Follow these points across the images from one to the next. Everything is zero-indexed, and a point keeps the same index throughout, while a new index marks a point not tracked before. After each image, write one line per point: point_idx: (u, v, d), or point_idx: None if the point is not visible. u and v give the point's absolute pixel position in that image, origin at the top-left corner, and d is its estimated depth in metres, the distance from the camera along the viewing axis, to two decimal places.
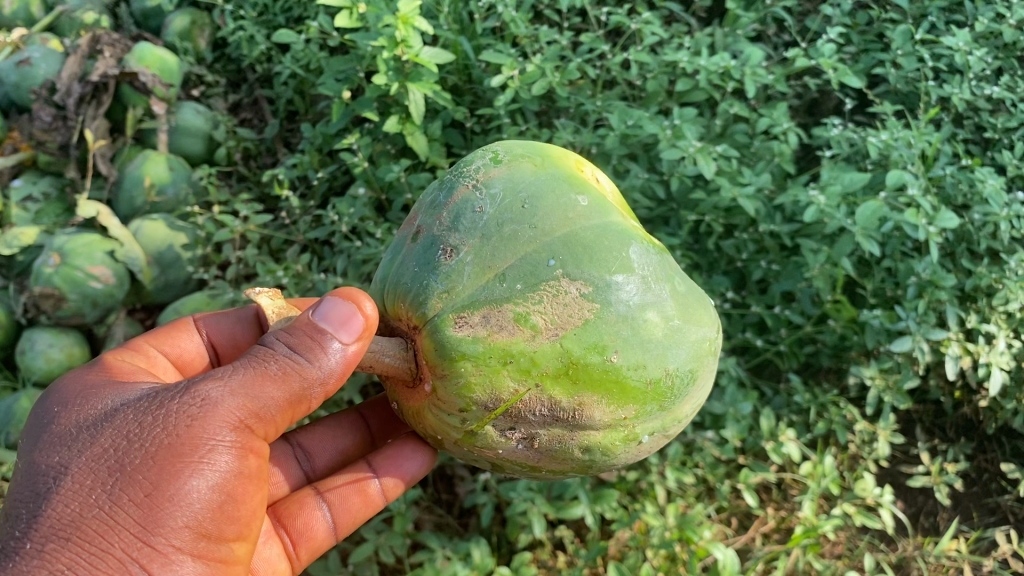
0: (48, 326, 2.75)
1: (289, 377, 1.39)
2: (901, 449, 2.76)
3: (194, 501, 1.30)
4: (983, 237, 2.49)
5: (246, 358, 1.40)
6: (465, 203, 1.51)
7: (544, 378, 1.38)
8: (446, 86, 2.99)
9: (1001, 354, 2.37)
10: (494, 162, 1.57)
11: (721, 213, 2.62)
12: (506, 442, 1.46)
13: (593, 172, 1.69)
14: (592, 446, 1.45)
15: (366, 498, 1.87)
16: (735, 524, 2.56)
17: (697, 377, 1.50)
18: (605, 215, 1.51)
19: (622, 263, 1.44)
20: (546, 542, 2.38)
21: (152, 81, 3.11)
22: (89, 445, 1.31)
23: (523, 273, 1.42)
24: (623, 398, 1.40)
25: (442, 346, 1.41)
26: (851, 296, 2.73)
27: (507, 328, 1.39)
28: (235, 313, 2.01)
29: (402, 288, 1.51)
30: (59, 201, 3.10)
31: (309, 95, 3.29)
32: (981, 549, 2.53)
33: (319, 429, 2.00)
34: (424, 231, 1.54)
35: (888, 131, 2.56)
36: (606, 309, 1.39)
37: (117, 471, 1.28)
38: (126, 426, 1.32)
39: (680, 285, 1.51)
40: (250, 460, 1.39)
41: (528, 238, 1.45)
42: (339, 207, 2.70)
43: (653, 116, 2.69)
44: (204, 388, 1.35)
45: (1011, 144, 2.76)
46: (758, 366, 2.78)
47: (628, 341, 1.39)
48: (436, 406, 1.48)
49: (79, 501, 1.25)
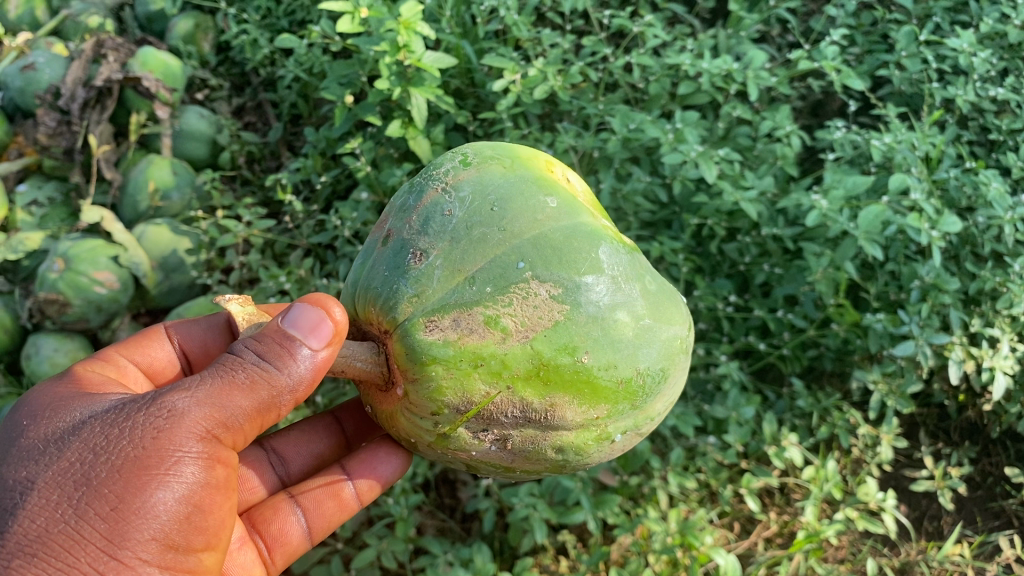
0: (53, 331, 2.76)
1: (256, 385, 1.40)
2: (905, 452, 2.75)
3: (161, 514, 1.31)
4: (987, 240, 2.48)
5: (213, 367, 1.41)
6: (434, 207, 1.51)
7: (515, 380, 1.38)
8: (449, 90, 2.99)
9: (1005, 359, 2.35)
10: (463, 165, 1.57)
11: (723, 216, 2.62)
12: (479, 444, 1.46)
13: (564, 172, 1.70)
14: (565, 446, 1.45)
15: (341, 502, 1.87)
16: (738, 528, 2.55)
17: (668, 375, 1.51)
18: (574, 216, 1.51)
19: (593, 264, 1.44)
20: (548, 547, 2.39)
21: (156, 86, 3.13)
22: (56, 458, 1.31)
23: (492, 276, 1.42)
24: (594, 398, 1.40)
25: (412, 350, 1.41)
26: (855, 299, 2.73)
27: (478, 332, 1.39)
28: (207, 320, 2.01)
29: (372, 292, 1.51)
30: (64, 206, 3.10)
31: (312, 99, 3.30)
32: (985, 553, 2.52)
33: (293, 433, 2.00)
34: (394, 234, 1.54)
35: (892, 133, 2.54)
36: (576, 310, 1.39)
37: (83, 485, 1.28)
38: (93, 439, 1.32)
39: (650, 283, 1.51)
40: (218, 470, 1.40)
41: (498, 241, 1.45)
42: (341, 211, 2.70)
43: (655, 120, 2.69)
44: (171, 399, 1.35)
45: (1015, 146, 2.75)
46: (761, 370, 2.78)
47: (599, 341, 1.39)
48: (409, 410, 1.47)
49: (45, 516, 1.25)
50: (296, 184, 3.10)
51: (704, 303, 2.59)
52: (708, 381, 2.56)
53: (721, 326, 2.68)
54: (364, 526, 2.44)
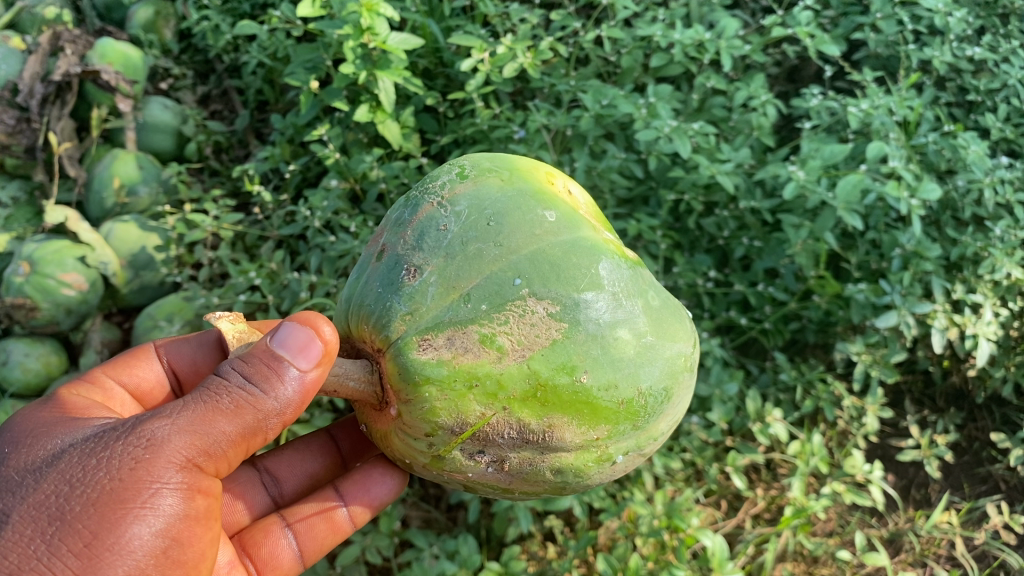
0: (22, 336, 2.70)
1: (241, 409, 1.34)
2: (890, 422, 2.74)
3: (136, 549, 1.25)
4: (967, 204, 2.45)
5: (198, 392, 1.35)
6: (429, 221, 1.47)
7: (511, 401, 1.34)
8: (417, 70, 2.92)
9: (988, 325, 2.33)
10: (460, 177, 1.53)
11: (700, 190, 2.56)
12: (475, 466, 1.41)
13: (566, 183, 1.64)
14: (564, 468, 1.41)
15: (334, 525, 1.83)
16: (725, 506, 2.54)
17: (672, 394, 1.46)
18: (574, 229, 1.46)
19: (592, 280, 1.40)
20: (536, 534, 2.38)
21: (115, 79, 3.03)
22: (32, 491, 1.26)
23: (488, 293, 1.37)
24: (594, 418, 1.36)
25: (405, 369, 1.37)
26: (836, 269, 2.69)
27: (473, 351, 1.34)
28: (197, 339, 1.95)
29: (365, 309, 1.47)
30: (28, 205, 3.02)
31: (278, 84, 3.22)
32: (973, 520, 2.52)
33: (287, 453, 1.95)
34: (389, 249, 1.50)
35: (869, 99, 2.49)
36: (574, 329, 1.35)
37: (57, 519, 1.23)
38: (71, 469, 1.27)
39: (653, 299, 1.47)
40: (198, 501, 1.34)
41: (494, 257, 1.40)
42: (311, 201, 2.63)
43: (628, 94, 2.63)
44: (151, 427, 1.30)
45: (994, 106, 2.71)
46: (744, 345, 2.76)
47: (598, 360, 1.35)
48: (403, 430, 1.43)
49: (17, 552, 1.20)
50: (265, 174, 3.03)
51: (683, 279, 2.55)
52: None
53: (701, 301, 2.63)
54: None
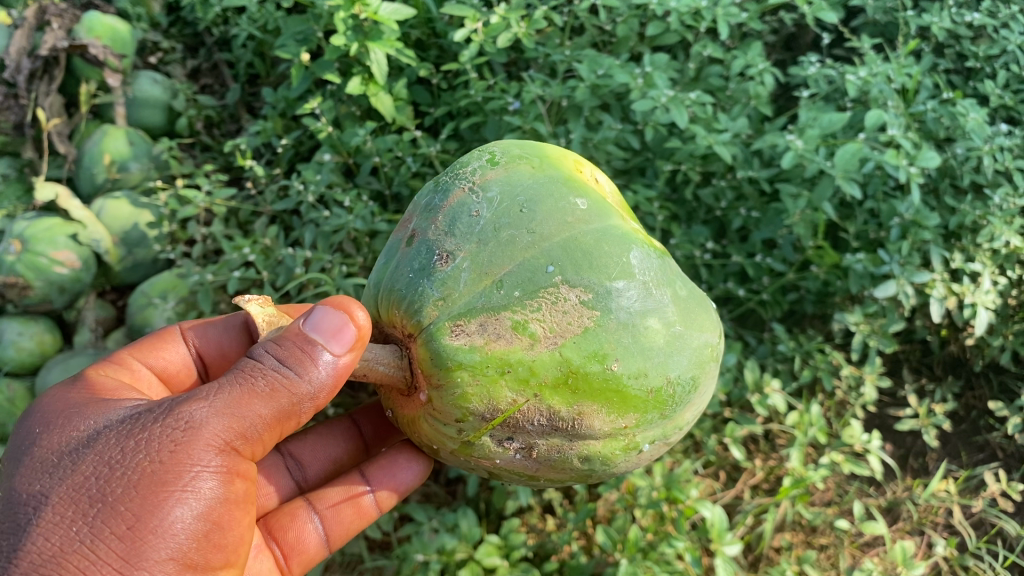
0: (15, 314, 2.68)
1: (277, 392, 1.33)
2: (888, 391, 2.74)
3: (178, 532, 1.24)
4: (967, 172, 2.42)
5: (232, 374, 1.34)
6: (461, 206, 1.45)
7: (543, 388, 1.32)
8: (410, 41, 2.87)
9: (986, 293, 2.33)
10: (490, 164, 1.51)
11: (698, 161, 2.53)
12: (503, 453, 1.41)
13: (593, 172, 1.63)
14: (592, 455, 1.40)
15: (360, 510, 1.83)
16: (724, 477, 2.54)
17: (698, 383, 1.45)
18: (605, 218, 1.45)
19: (623, 268, 1.38)
20: (535, 507, 2.38)
21: (103, 53, 3.00)
22: (72, 473, 1.25)
23: (521, 280, 1.36)
24: (623, 406, 1.35)
25: (437, 355, 1.36)
26: (834, 239, 2.68)
27: (505, 337, 1.33)
28: (224, 322, 1.95)
29: (396, 294, 1.45)
30: (18, 182, 2.96)
31: (269, 57, 3.17)
32: (971, 488, 2.53)
33: (311, 437, 1.96)
34: (419, 234, 1.48)
35: (867, 67, 2.46)
36: (606, 317, 1.34)
37: (99, 501, 1.22)
38: (110, 451, 1.26)
39: (681, 289, 1.46)
40: (238, 485, 1.33)
41: (527, 243, 1.39)
42: (304, 175, 2.60)
43: (623, 64, 2.59)
44: (189, 410, 1.28)
45: (993, 73, 2.69)
46: (742, 316, 2.75)
47: (629, 349, 1.34)
48: (432, 416, 1.42)
49: (60, 535, 1.19)
50: (257, 148, 2.99)
51: (680, 251, 2.52)
52: None
53: (699, 273, 2.62)
54: None
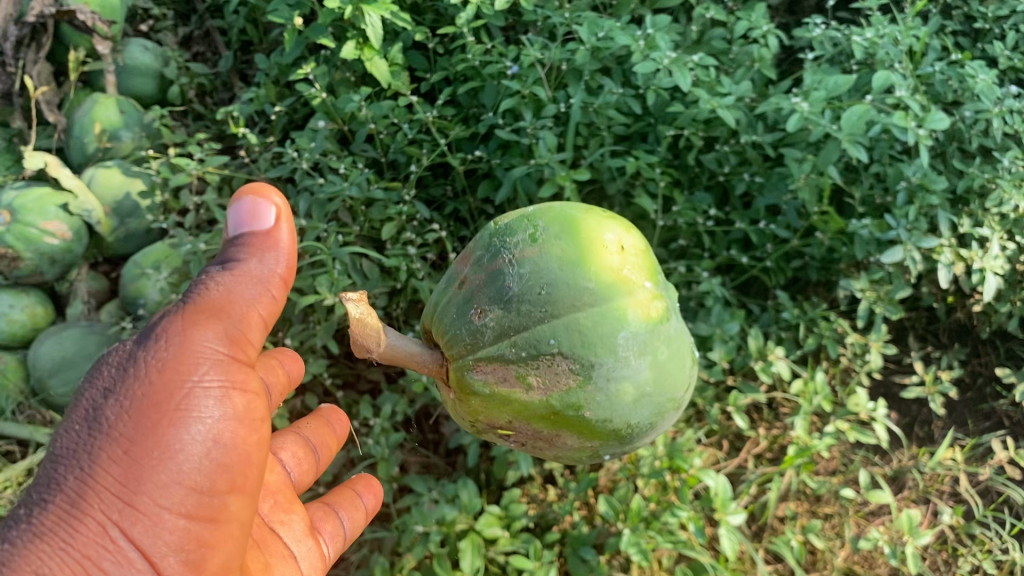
0: (6, 287, 2.64)
1: (231, 288, 1.31)
2: (894, 358, 2.69)
3: (175, 450, 1.24)
4: (975, 135, 2.37)
5: (192, 286, 1.33)
6: (499, 272, 1.48)
7: (532, 419, 1.46)
8: (405, 5, 2.80)
9: (995, 259, 2.29)
10: (533, 239, 1.49)
11: (700, 125, 2.46)
12: (503, 442, 1.59)
13: (622, 234, 1.54)
14: (567, 459, 1.57)
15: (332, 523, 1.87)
16: (727, 446, 2.50)
17: (659, 424, 1.54)
18: (612, 299, 1.44)
19: (610, 347, 1.42)
20: (536, 477, 2.35)
21: (92, 19, 2.90)
22: (70, 409, 1.26)
23: (528, 343, 1.43)
24: (592, 437, 1.48)
25: (459, 380, 1.50)
26: (839, 204, 2.63)
27: (509, 382, 1.44)
28: None
29: (440, 324, 1.54)
30: (7, 153, 2.93)
31: (262, 23, 3.11)
32: (977, 456, 2.50)
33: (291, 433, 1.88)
34: (468, 281, 1.53)
35: (874, 28, 2.40)
36: (588, 383, 1.42)
37: (92, 431, 1.22)
38: (99, 381, 1.25)
39: (665, 355, 1.48)
40: (236, 400, 1.32)
41: (538, 318, 1.43)
42: (298, 142, 2.54)
43: (624, 26, 2.53)
44: (163, 327, 1.27)
45: (1001, 34, 2.63)
46: (745, 284, 2.71)
47: (602, 404, 1.43)
48: (456, 412, 1.57)
49: (61, 468, 1.20)
50: (250, 116, 2.94)
51: (682, 218, 2.47)
52: (691, 298, 2.48)
53: (701, 241, 2.58)
54: (346, 468, 2.37)
